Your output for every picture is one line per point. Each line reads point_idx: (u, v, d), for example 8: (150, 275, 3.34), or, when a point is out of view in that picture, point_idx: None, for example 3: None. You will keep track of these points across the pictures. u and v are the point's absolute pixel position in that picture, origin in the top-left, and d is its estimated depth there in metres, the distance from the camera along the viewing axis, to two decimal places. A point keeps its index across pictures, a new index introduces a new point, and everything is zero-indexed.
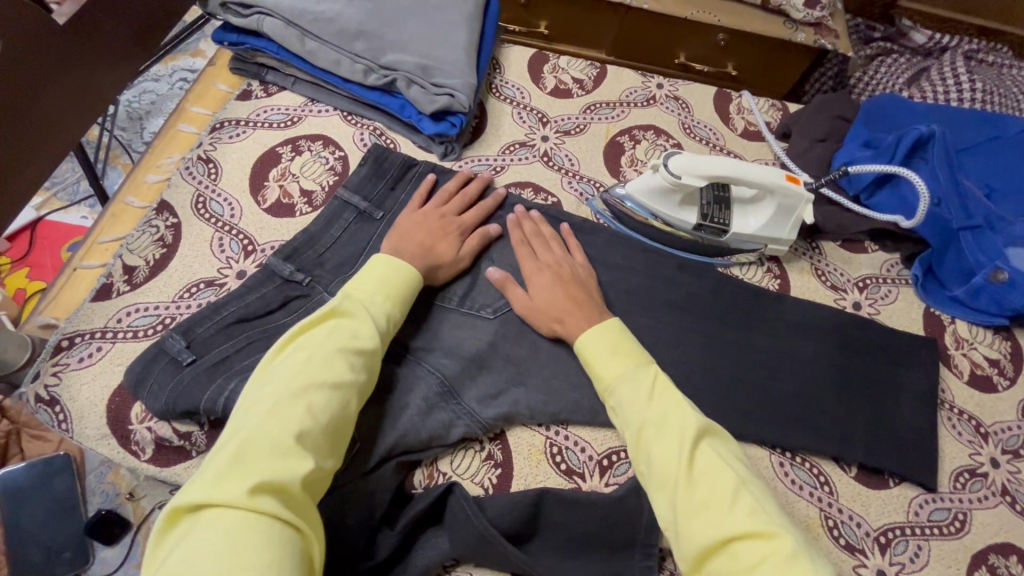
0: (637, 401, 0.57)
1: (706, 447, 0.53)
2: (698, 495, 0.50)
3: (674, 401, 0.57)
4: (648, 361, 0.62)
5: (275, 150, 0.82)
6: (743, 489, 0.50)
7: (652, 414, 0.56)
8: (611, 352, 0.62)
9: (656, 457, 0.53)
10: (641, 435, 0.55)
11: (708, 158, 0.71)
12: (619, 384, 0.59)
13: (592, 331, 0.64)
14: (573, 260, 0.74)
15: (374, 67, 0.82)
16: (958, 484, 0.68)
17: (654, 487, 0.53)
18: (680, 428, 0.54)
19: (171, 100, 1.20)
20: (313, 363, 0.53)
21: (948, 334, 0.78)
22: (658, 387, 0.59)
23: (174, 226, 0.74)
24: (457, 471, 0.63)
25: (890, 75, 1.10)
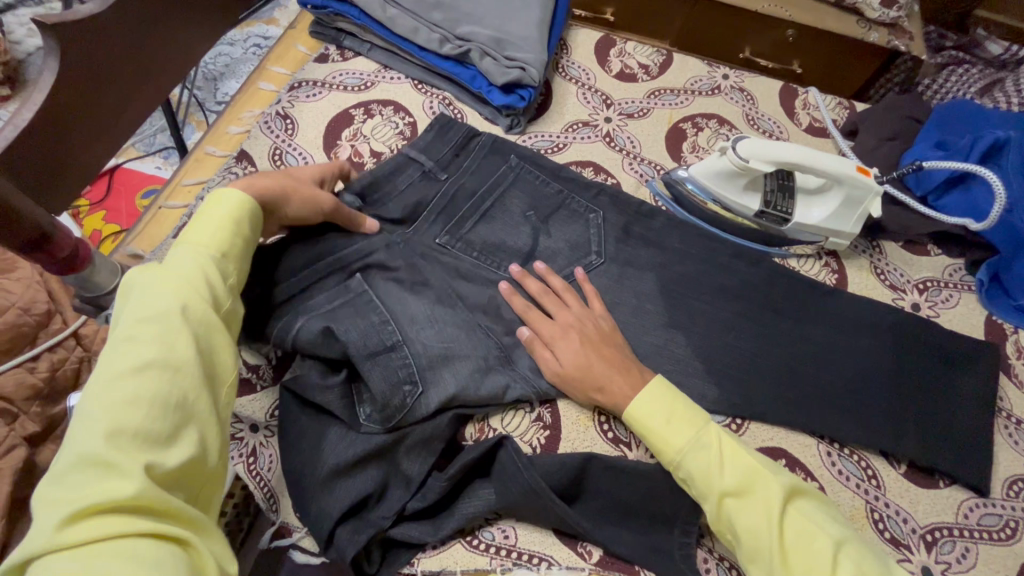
0: (711, 473, 0.55)
1: (792, 512, 0.53)
2: (798, 567, 0.50)
3: (747, 465, 0.55)
4: (705, 419, 0.59)
5: (348, 111, 0.85)
6: (839, 549, 0.51)
7: (731, 487, 0.54)
8: (669, 416, 0.59)
9: (744, 531, 0.53)
10: (723, 511, 0.54)
11: (781, 143, 0.71)
12: (685, 454, 0.57)
13: (642, 396, 0.60)
14: (594, 313, 0.69)
15: (449, 37, 0.84)
16: (1011, 492, 0.67)
17: (749, 560, 0.53)
18: (768, 497, 0.53)
19: (244, 64, 1.25)
20: (117, 353, 0.42)
21: (1009, 343, 0.76)
22: (725, 448, 0.57)
23: (252, 174, 0.78)
24: (507, 428, 0.64)
25: (962, 83, 1.08)
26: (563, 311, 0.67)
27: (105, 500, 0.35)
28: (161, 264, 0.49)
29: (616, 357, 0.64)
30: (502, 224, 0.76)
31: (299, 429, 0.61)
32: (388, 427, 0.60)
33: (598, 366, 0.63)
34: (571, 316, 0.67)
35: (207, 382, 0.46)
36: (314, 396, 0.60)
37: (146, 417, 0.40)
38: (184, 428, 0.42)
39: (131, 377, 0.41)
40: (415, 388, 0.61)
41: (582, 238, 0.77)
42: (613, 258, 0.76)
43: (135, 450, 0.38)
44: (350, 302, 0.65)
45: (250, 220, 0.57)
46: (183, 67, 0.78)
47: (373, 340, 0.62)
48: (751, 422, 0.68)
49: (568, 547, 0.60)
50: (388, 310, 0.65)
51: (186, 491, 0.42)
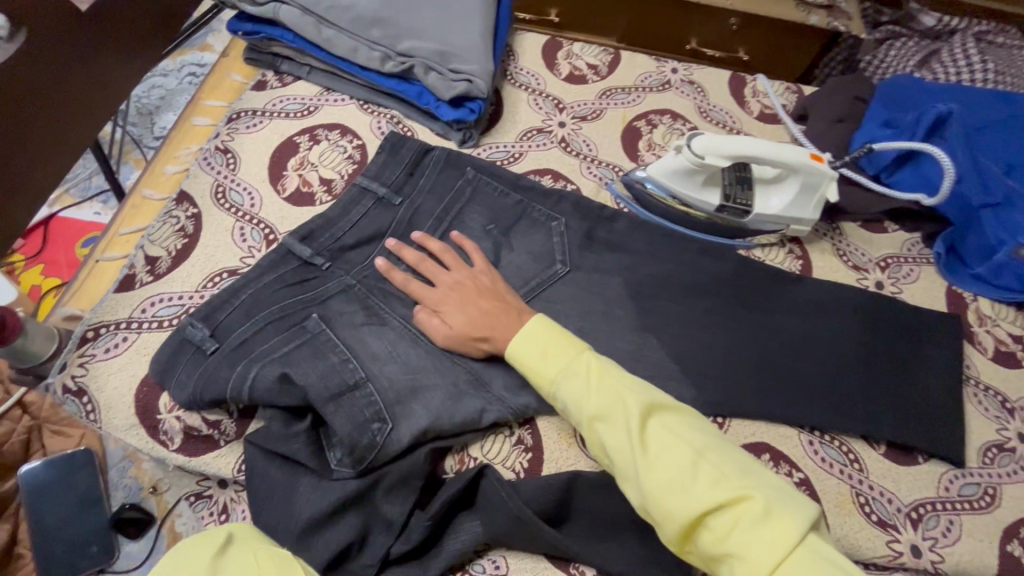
0: (581, 396, 0.56)
1: (653, 426, 0.53)
2: (659, 476, 0.50)
3: (614, 385, 0.56)
4: (582, 346, 0.59)
5: (293, 139, 0.82)
6: (699, 457, 0.51)
7: (598, 406, 0.55)
8: (544, 349, 0.59)
9: (613, 448, 0.53)
10: (592, 430, 0.55)
11: (734, 136, 0.71)
12: (557, 382, 0.58)
13: (519, 333, 0.60)
14: (475, 270, 0.68)
15: (391, 54, 0.81)
16: (987, 459, 0.68)
17: (621, 479, 0.53)
18: (627, 412, 0.54)
19: (180, 95, 1.19)
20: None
21: (970, 311, 0.78)
22: (595, 374, 0.57)
23: (195, 217, 0.74)
24: (488, 456, 0.62)
25: (900, 59, 1.06)
26: (444, 274, 0.67)
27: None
28: None
29: (505, 299, 0.65)
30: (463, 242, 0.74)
31: (264, 483, 0.57)
32: (361, 471, 0.57)
33: (496, 325, 0.62)
34: (452, 278, 0.66)
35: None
36: (276, 447, 0.56)
37: None
38: None
39: None
40: (384, 426, 0.58)
41: (546, 248, 0.75)
42: (580, 265, 0.75)
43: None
44: (307, 341, 0.60)
45: None
46: (97, 104, 0.75)
47: (334, 381, 0.58)
48: (732, 419, 0.67)
49: (561, 569, 0.59)
50: (348, 345, 0.61)
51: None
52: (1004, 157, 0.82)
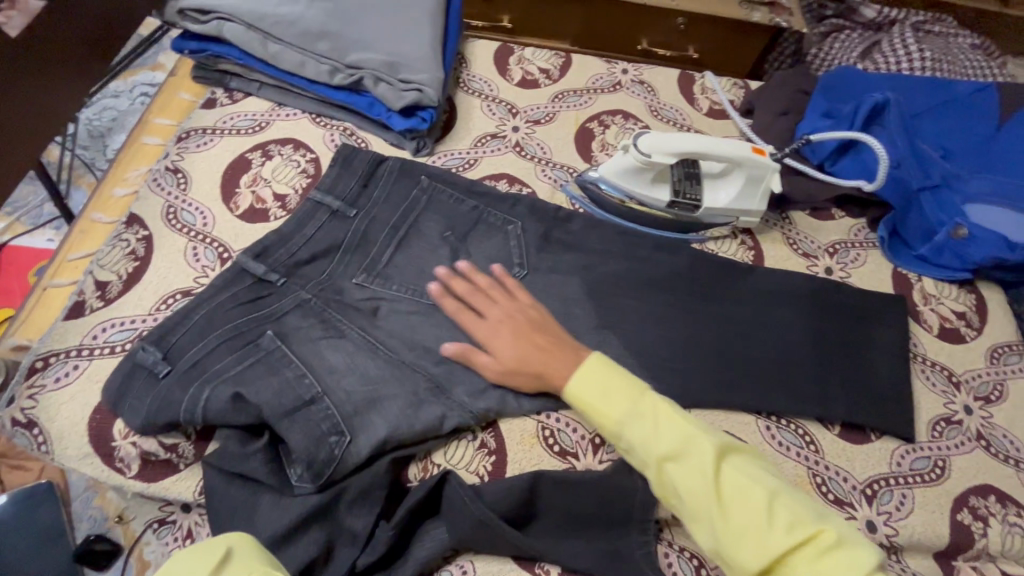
0: (649, 438, 0.56)
1: (725, 467, 0.55)
2: (735, 517, 0.52)
3: (682, 426, 0.57)
4: (641, 386, 0.60)
5: (245, 156, 0.81)
6: (772, 497, 0.53)
7: (668, 447, 0.56)
8: (605, 389, 0.60)
9: (684, 490, 0.54)
10: (662, 473, 0.55)
11: (678, 134, 0.74)
12: (621, 424, 0.58)
13: (580, 371, 0.61)
14: (519, 304, 0.69)
15: (339, 67, 0.81)
16: (936, 432, 0.70)
17: (691, 520, 0.54)
18: (702, 453, 0.55)
19: (132, 116, 1.17)
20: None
21: (916, 291, 0.81)
22: (661, 415, 0.58)
23: (146, 239, 0.73)
24: (451, 462, 0.62)
25: (845, 50, 1.12)
26: (492, 309, 0.68)
27: None
28: None
29: (562, 338, 0.66)
30: (420, 250, 0.75)
31: (224, 504, 0.57)
32: (321, 484, 0.57)
33: (552, 363, 0.63)
34: (501, 312, 0.68)
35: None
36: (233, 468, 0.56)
37: None
38: None
39: None
40: (342, 438, 0.58)
41: (503, 252, 0.76)
42: (537, 267, 0.75)
43: None
44: (261, 358, 0.60)
45: None
46: (32, 129, 0.74)
47: (290, 397, 0.58)
48: (690, 410, 0.68)
49: (528, 570, 0.59)
50: (304, 361, 0.61)
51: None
52: (940, 143, 0.86)
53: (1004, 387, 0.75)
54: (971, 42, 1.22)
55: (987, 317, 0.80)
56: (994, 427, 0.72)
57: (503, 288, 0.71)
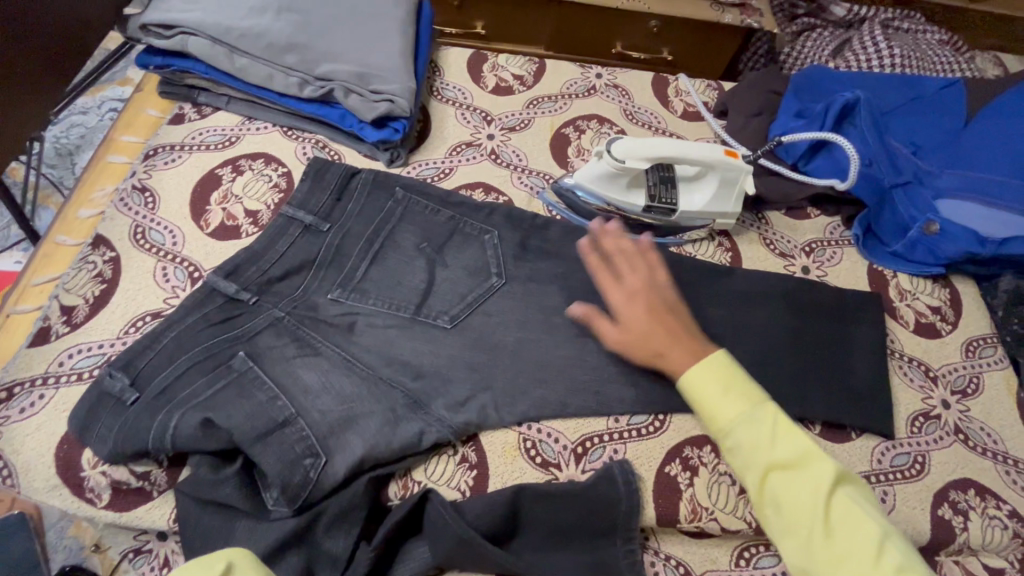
0: (760, 449, 0.53)
1: (840, 494, 0.51)
2: (839, 549, 0.49)
3: (801, 441, 0.53)
4: (761, 393, 0.56)
5: (214, 172, 0.80)
6: (886, 539, 0.49)
7: (782, 459, 0.52)
8: (726, 388, 0.56)
9: (787, 506, 0.51)
10: (766, 486, 0.53)
11: (652, 140, 0.73)
12: (733, 428, 0.54)
13: (699, 364, 0.57)
14: (656, 282, 0.66)
15: (309, 79, 0.80)
16: (915, 428, 0.71)
17: (784, 535, 0.52)
18: (819, 477, 0.51)
19: (100, 132, 1.15)
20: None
21: (891, 287, 0.82)
22: (781, 427, 0.54)
23: (113, 260, 0.71)
24: (431, 478, 0.62)
25: (817, 48, 1.13)
26: (630, 277, 0.65)
27: None
28: None
29: (692, 327, 0.63)
30: (396, 263, 0.74)
31: (198, 533, 0.55)
32: (298, 508, 0.56)
33: (667, 347, 0.61)
34: (639, 282, 0.65)
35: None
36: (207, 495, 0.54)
37: None
38: None
39: None
40: (318, 460, 0.57)
41: (480, 262, 0.75)
42: (515, 276, 0.75)
43: None
44: (232, 381, 0.59)
45: None
46: None
47: (262, 420, 0.56)
48: (672, 415, 0.68)
49: None
50: (277, 382, 0.60)
51: None
52: (911, 139, 0.87)
53: (980, 380, 0.76)
54: (937, 37, 1.24)
55: (961, 311, 0.81)
56: (971, 420, 0.73)
57: (644, 259, 0.67)
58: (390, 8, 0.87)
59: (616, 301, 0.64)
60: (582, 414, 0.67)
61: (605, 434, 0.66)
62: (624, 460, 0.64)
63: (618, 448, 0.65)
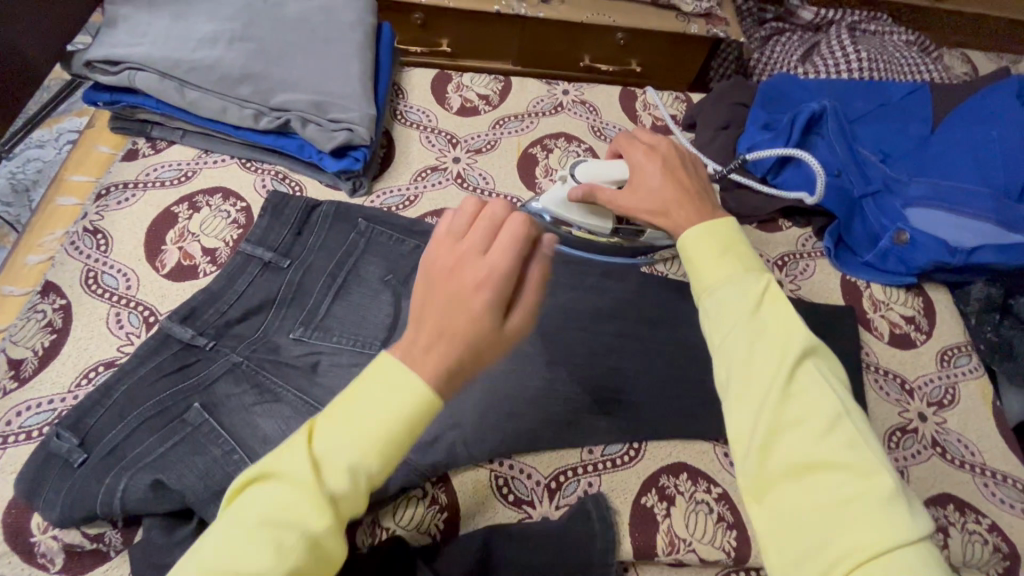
0: (736, 305, 0.48)
1: (808, 367, 0.45)
2: (790, 415, 0.43)
3: (788, 311, 0.47)
4: (760, 267, 0.52)
5: (170, 210, 0.77)
6: (843, 417, 0.42)
7: (756, 323, 0.47)
8: (718, 250, 0.52)
9: (749, 365, 0.45)
10: (729, 338, 0.47)
11: (615, 161, 0.70)
12: (716, 288, 0.50)
13: (703, 224, 0.54)
14: (682, 158, 0.65)
15: (264, 110, 0.78)
16: (893, 444, 0.70)
17: (734, 400, 0.45)
18: (789, 342, 0.45)
19: (58, 166, 1.11)
20: (318, 436, 0.41)
21: (865, 298, 0.81)
22: (767, 294, 0.49)
23: (64, 308, 0.68)
24: (400, 524, 0.60)
25: (785, 53, 1.17)
26: (657, 149, 0.66)
27: None
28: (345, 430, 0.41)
29: (708, 195, 0.60)
30: (359, 297, 0.72)
31: None
32: None
33: (680, 205, 0.59)
34: (661, 152, 0.65)
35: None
36: (161, 559, 0.52)
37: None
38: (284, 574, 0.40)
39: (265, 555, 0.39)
40: None
41: None
42: None
43: None
44: (187, 436, 0.56)
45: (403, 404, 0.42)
46: None
47: (218, 476, 0.54)
48: (647, 443, 0.67)
49: None
50: (235, 434, 0.58)
51: None
52: (879, 146, 0.86)
53: (956, 390, 0.75)
54: (903, 38, 1.25)
55: (935, 319, 0.80)
56: (948, 432, 0.72)
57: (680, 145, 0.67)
58: (348, 33, 0.85)
59: (634, 165, 0.65)
60: (555, 448, 0.65)
61: (579, 467, 0.64)
62: (599, 494, 0.63)
63: (592, 481, 0.64)
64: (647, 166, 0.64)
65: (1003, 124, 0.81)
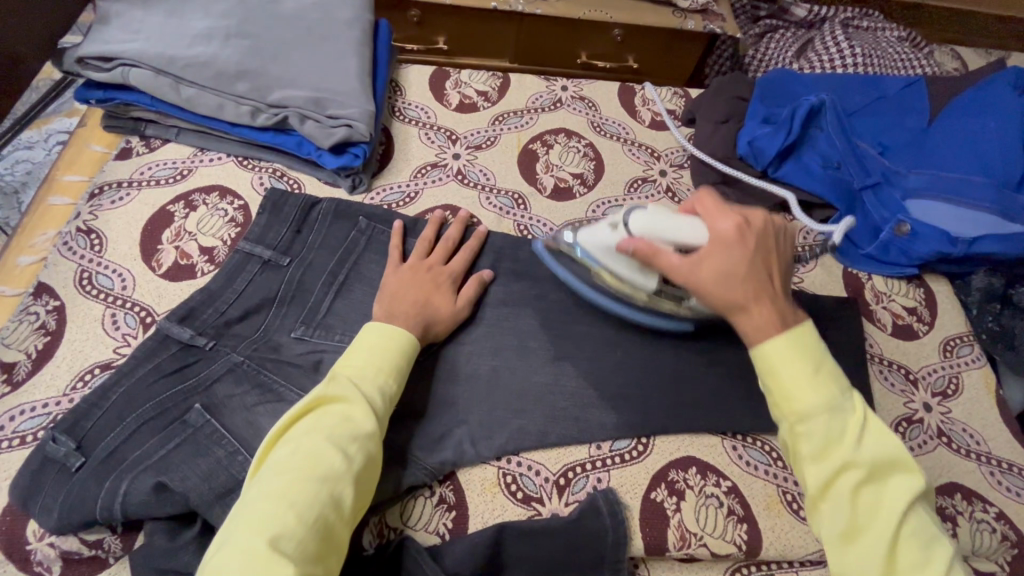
0: (842, 443, 0.49)
1: (917, 509, 0.48)
2: (905, 563, 0.47)
3: (889, 448, 0.50)
4: (846, 383, 0.53)
5: (166, 209, 0.76)
6: (954, 562, 0.47)
7: (863, 460, 0.49)
8: (817, 371, 0.52)
9: (859, 509, 0.48)
10: (837, 481, 0.49)
11: (688, 220, 0.59)
12: (815, 417, 0.50)
13: (786, 337, 0.53)
14: (768, 240, 0.59)
15: (262, 107, 0.77)
16: (899, 434, 0.70)
17: (843, 536, 0.48)
18: (898, 488, 0.48)
19: (47, 167, 1.09)
20: (353, 361, 0.57)
21: (867, 290, 0.81)
22: (865, 426, 0.51)
23: (57, 310, 0.67)
24: (408, 524, 0.59)
25: (780, 50, 1.18)
26: (749, 222, 0.59)
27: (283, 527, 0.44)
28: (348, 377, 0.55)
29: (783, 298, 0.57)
30: (361, 294, 0.70)
31: None
32: None
33: (756, 303, 0.55)
34: (752, 228, 0.58)
35: (356, 518, 0.51)
36: (163, 564, 0.51)
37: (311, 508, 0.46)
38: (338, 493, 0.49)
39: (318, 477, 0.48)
40: None
41: None
42: (487, 301, 0.72)
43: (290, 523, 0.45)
44: (188, 437, 0.55)
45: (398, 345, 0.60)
46: None
47: (220, 478, 0.53)
48: (655, 438, 0.66)
49: None
50: (237, 435, 0.56)
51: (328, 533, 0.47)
52: (878, 140, 0.87)
53: (959, 380, 0.76)
54: (897, 34, 1.26)
55: (937, 310, 0.81)
56: (954, 422, 0.72)
57: (773, 224, 0.60)
58: (345, 29, 0.84)
59: (719, 235, 0.58)
60: (562, 443, 0.64)
61: (587, 463, 0.64)
62: (608, 490, 0.62)
63: (601, 476, 0.63)
64: (733, 247, 0.57)
65: (1000, 113, 0.81)
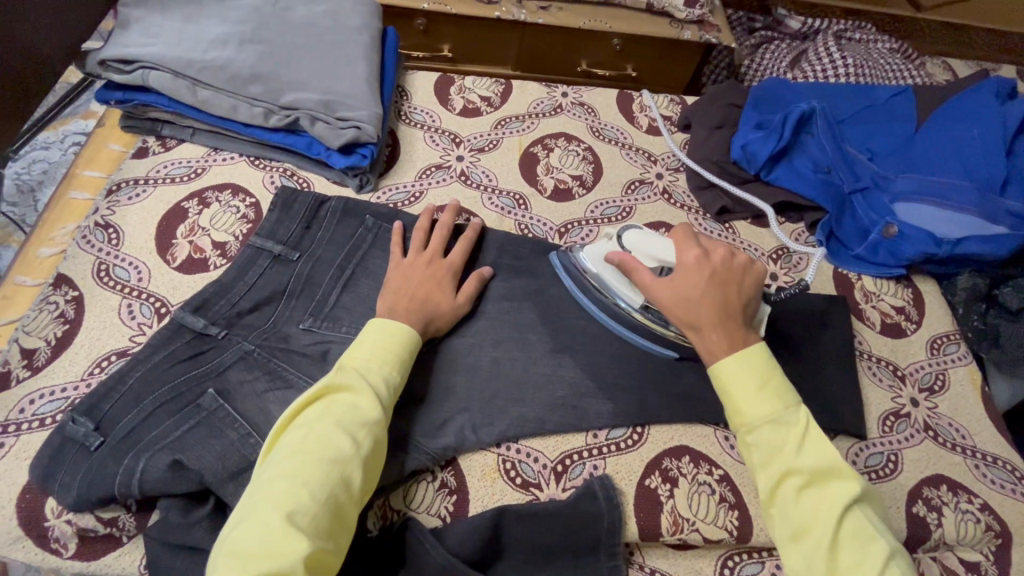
0: (785, 450, 0.53)
1: (857, 512, 0.51)
2: (845, 563, 0.49)
3: (830, 455, 0.53)
4: (795, 398, 0.57)
5: (180, 205, 0.79)
6: (890, 561, 0.49)
7: (803, 466, 0.52)
8: (761, 383, 0.56)
9: (803, 512, 0.51)
10: (780, 485, 0.53)
11: (668, 243, 0.67)
12: (759, 427, 0.55)
13: (738, 355, 0.58)
14: (732, 271, 0.64)
15: (274, 108, 0.80)
16: (887, 427, 0.72)
17: (790, 538, 0.52)
18: (837, 491, 0.51)
19: (64, 166, 1.13)
20: (360, 354, 0.60)
21: (857, 289, 0.84)
22: (806, 432, 0.54)
23: (76, 299, 0.69)
24: (412, 506, 0.61)
25: (775, 60, 1.23)
26: (711, 256, 0.64)
27: (297, 507, 0.47)
28: (353, 367, 0.58)
29: (743, 323, 0.62)
30: (367, 288, 0.73)
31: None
32: None
33: (711, 325, 0.60)
34: (713, 261, 0.64)
35: (365, 499, 0.54)
36: (179, 539, 0.53)
37: (321, 494, 0.48)
38: (348, 476, 0.51)
39: (326, 463, 0.50)
40: None
41: None
42: (488, 295, 0.75)
43: (304, 502, 0.47)
44: (203, 419, 0.58)
45: (405, 338, 0.62)
46: None
47: (233, 459, 0.55)
48: (650, 427, 0.68)
49: None
50: (249, 418, 0.59)
51: (338, 516, 0.49)
52: (867, 146, 0.90)
53: (946, 376, 0.78)
54: (888, 46, 1.30)
55: (925, 309, 0.83)
56: (940, 416, 0.74)
57: (738, 260, 0.65)
58: (355, 36, 0.88)
59: (682, 264, 0.64)
60: (561, 432, 0.67)
61: (584, 450, 0.66)
62: (604, 476, 0.64)
63: (597, 464, 0.65)
64: (693, 272, 0.63)
65: (984, 121, 0.85)
